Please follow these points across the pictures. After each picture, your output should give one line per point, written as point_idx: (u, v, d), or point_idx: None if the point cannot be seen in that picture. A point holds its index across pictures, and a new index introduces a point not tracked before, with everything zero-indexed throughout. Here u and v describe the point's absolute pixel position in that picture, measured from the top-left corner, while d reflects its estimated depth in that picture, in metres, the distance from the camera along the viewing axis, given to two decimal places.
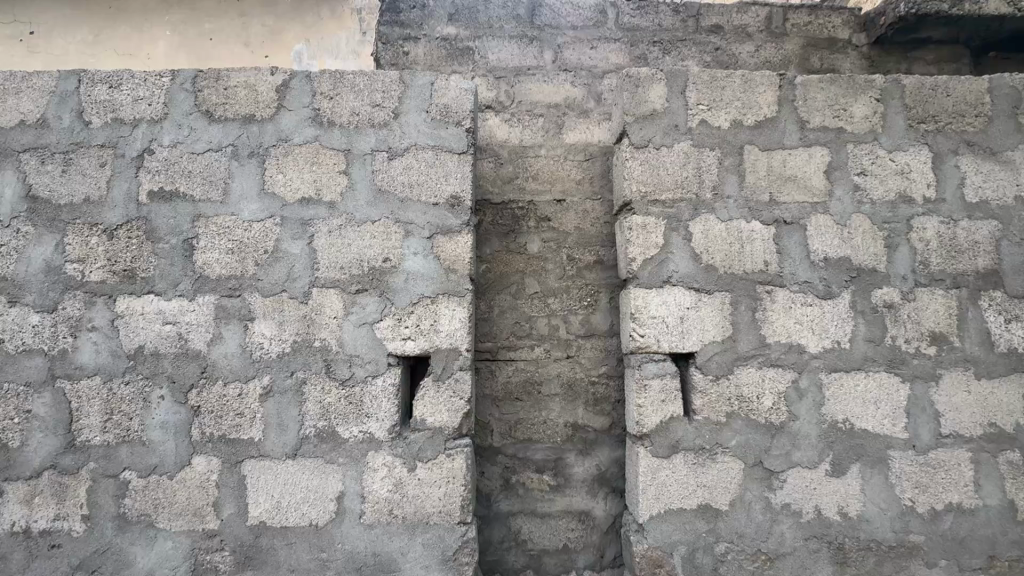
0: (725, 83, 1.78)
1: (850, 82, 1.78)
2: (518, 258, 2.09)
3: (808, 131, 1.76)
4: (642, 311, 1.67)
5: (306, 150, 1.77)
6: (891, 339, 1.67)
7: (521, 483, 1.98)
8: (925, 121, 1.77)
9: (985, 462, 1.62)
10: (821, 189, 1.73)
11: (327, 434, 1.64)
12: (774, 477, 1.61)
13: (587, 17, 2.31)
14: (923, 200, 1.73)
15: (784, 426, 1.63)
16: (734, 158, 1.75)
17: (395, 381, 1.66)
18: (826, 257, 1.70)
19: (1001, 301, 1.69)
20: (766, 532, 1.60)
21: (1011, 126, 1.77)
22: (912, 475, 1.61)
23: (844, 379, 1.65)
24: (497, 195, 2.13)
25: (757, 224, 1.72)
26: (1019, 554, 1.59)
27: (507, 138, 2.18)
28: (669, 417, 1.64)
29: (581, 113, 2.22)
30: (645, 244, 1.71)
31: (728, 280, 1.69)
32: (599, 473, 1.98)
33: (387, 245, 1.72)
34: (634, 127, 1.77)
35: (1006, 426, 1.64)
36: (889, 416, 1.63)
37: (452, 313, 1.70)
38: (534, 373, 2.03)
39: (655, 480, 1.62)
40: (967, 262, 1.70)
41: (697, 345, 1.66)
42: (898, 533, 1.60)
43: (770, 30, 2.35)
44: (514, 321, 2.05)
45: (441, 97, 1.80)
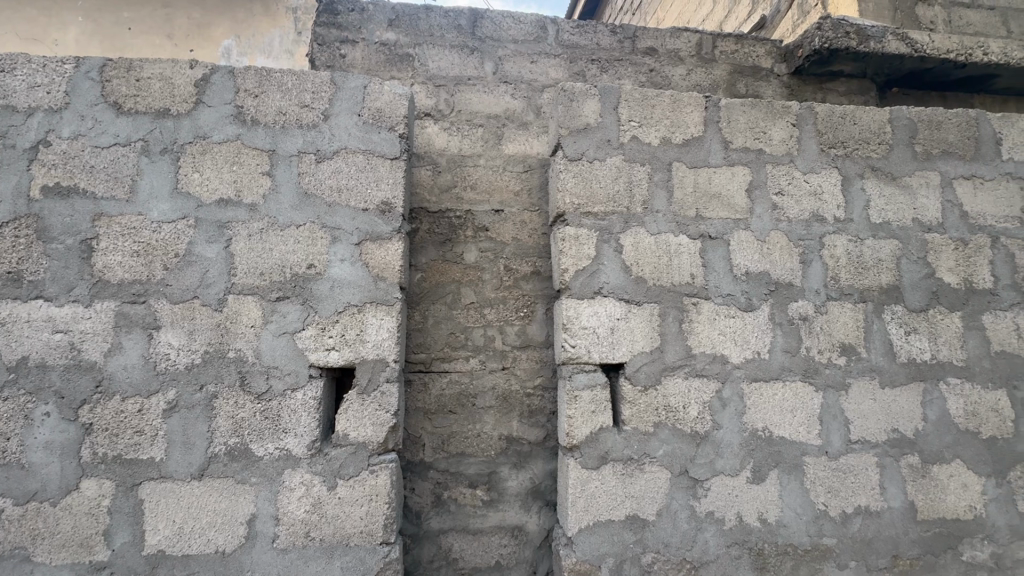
0: (656, 102, 1.84)
1: (769, 107, 1.89)
2: (454, 267, 2.05)
3: (731, 152, 1.85)
4: (573, 322, 1.68)
5: (226, 148, 1.67)
6: (806, 350, 1.75)
7: (453, 498, 1.92)
8: (835, 146, 1.90)
9: (889, 466, 1.72)
10: (743, 207, 1.81)
11: (239, 452, 1.53)
12: (699, 485, 1.64)
13: (528, 32, 2.35)
14: (833, 219, 1.85)
15: (709, 435, 1.67)
16: (663, 173, 1.81)
17: (317, 394, 1.57)
18: (747, 271, 1.78)
19: (903, 314, 1.82)
20: (691, 540, 1.62)
21: (908, 154, 1.93)
22: (824, 480, 1.69)
23: (763, 388, 1.71)
24: (435, 203, 2.09)
25: (684, 238, 1.77)
26: (919, 553, 1.69)
27: (445, 146, 2.16)
28: (599, 428, 1.64)
29: (521, 125, 2.23)
30: (578, 255, 1.72)
31: (656, 292, 1.73)
32: (533, 486, 1.95)
33: (311, 251, 1.64)
34: (568, 140, 1.80)
35: (907, 431, 1.75)
36: (804, 424, 1.71)
37: (379, 322, 1.64)
38: (469, 385, 1.99)
39: (585, 492, 1.61)
40: (873, 278, 1.83)
41: (626, 355, 1.68)
42: (813, 537, 1.66)
43: (700, 56, 2.47)
44: (448, 332, 2.01)
45: (373, 101, 1.76)
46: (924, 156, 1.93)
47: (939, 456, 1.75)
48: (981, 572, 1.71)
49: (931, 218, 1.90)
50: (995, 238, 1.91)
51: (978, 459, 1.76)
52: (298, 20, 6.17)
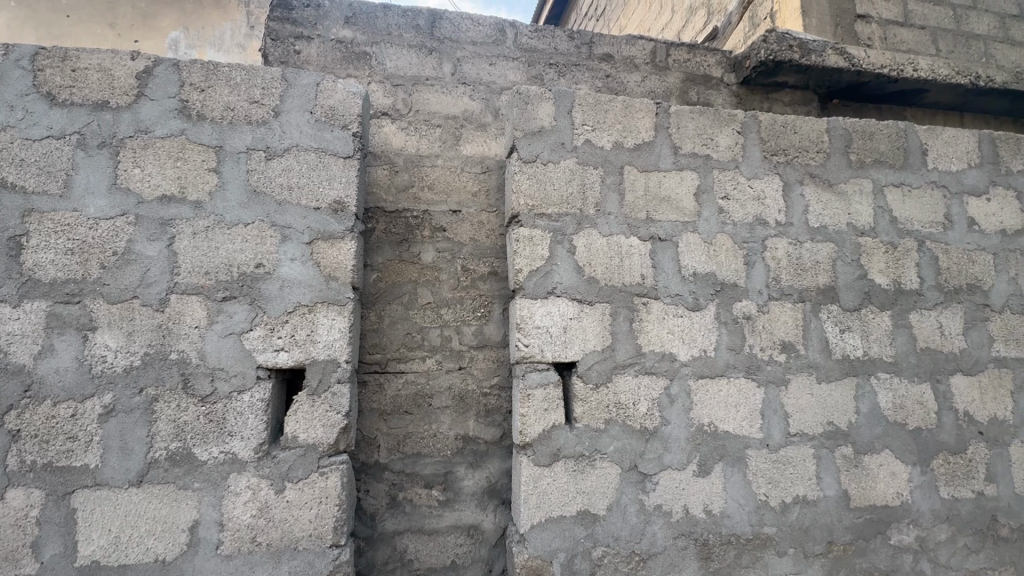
0: (609, 107, 1.89)
1: (716, 115, 1.97)
2: (411, 267, 2.05)
3: (680, 157, 1.91)
4: (527, 322, 1.70)
5: (170, 143, 1.62)
6: (749, 348, 1.83)
7: (408, 499, 1.92)
8: (777, 153, 1.99)
9: (825, 457, 1.82)
10: (691, 210, 1.88)
11: (181, 456, 1.48)
12: (647, 479, 1.69)
13: (487, 34, 2.37)
14: (775, 223, 1.94)
15: (657, 430, 1.72)
16: (615, 177, 1.85)
17: (265, 395, 1.54)
18: (695, 272, 1.84)
19: (838, 314, 1.92)
20: (640, 533, 1.67)
21: (844, 162, 2.04)
22: (765, 471, 1.77)
23: (709, 385, 1.78)
24: (391, 203, 2.09)
25: (635, 240, 1.82)
26: (851, 539, 1.79)
27: (402, 146, 2.15)
28: (551, 425, 1.67)
29: (479, 126, 2.25)
30: (532, 255, 1.75)
31: (608, 292, 1.77)
32: (489, 485, 1.97)
33: (260, 250, 1.61)
34: (522, 142, 1.82)
35: (842, 424, 1.85)
36: (747, 418, 1.79)
37: (331, 322, 1.62)
38: (425, 385, 1.99)
39: (537, 489, 1.63)
40: (811, 279, 1.93)
41: (578, 354, 1.72)
42: (754, 526, 1.73)
43: (655, 63, 2.55)
44: (404, 332, 2.00)
45: (326, 99, 1.74)
46: (858, 164, 2.05)
47: (870, 447, 1.86)
48: (907, 554, 1.82)
49: (864, 223, 2.01)
50: (921, 243, 2.05)
51: (905, 449, 1.88)
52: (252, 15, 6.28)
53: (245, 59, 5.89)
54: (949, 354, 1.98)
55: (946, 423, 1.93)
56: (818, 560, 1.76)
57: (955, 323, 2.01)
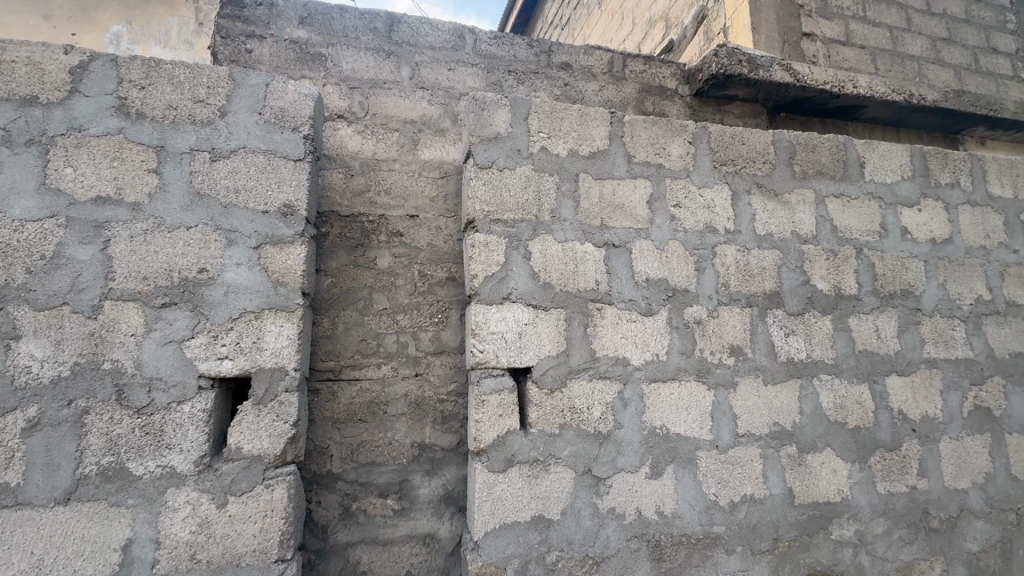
0: (564, 115, 1.92)
1: (668, 125, 2.03)
2: (366, 273, 2.02)
3: (634, 165, 1.96)
4: (482, 327, 1.70)
5: (106, 142, 1.54)
6: (699, 352, 1.89)
7: (362, 509, 1.88)
8: (726, 163, 2.07)
9: (771, 456, 1.88)
10: (644, 217, 1.93)
11: (114, 472, 1.40)
12: (601, 483, 1.71)
13: (445, 39, 2.37)
14: (724, 230, 2.01)
15: (611, 434, 1.75)
16: (570, 184, 1.88)
17: (207, 405, 1.48)
18: (648, 278, 1.88)
19: (783, 318, 2.00)
20: (593, 536, 1.68)
21: (788, 173, 2.14)
22: (715, 472, 1.82)
23: (661, 388, 1.82)
24: (347, 207, 2.06)
25: (590, 246, 1.85)
26: (795, 535, 1.86)
27: (358, 149, 2.13)
28: (506, 431, 1.67)
29: (437, 131, 2.24)
30: (487, 261, 1.75)
31: (563, 298, 1.79)
32: (446, 492, 1.95)
33: (203, 254, 1.55)
34: (478, 148, 1.83)
35: (787, 424, 1.92)
36: (697, 421, 1.84)
37: (279, 329, 1.57)
38: (380, 392, 1.96)
39: (491, 496, 1.62)
40: (758, 284, 2.00)
41: (533, 359, 1.73)
42: (704, 526, 1.78)
43: (612, 73, 2.60)
44: (359, 339, 1.97)
45: (276, 100, 1.71)
46: (802, 175, 2.15)
47: (813, 445, 1.93)
48: (847, 548, 1.90)
49: (807, 231, 2.11)
50: (859, 250, 2.16)
51: (845, 447, 1.97)
52: (198, 10, 6.23)
53: (195, 57, 6.09)
54: (885, 356, 2.09)
55: (882, 421, 2.03)
56: (764, 557, 1.81)
57: (891, 327, 2.12)
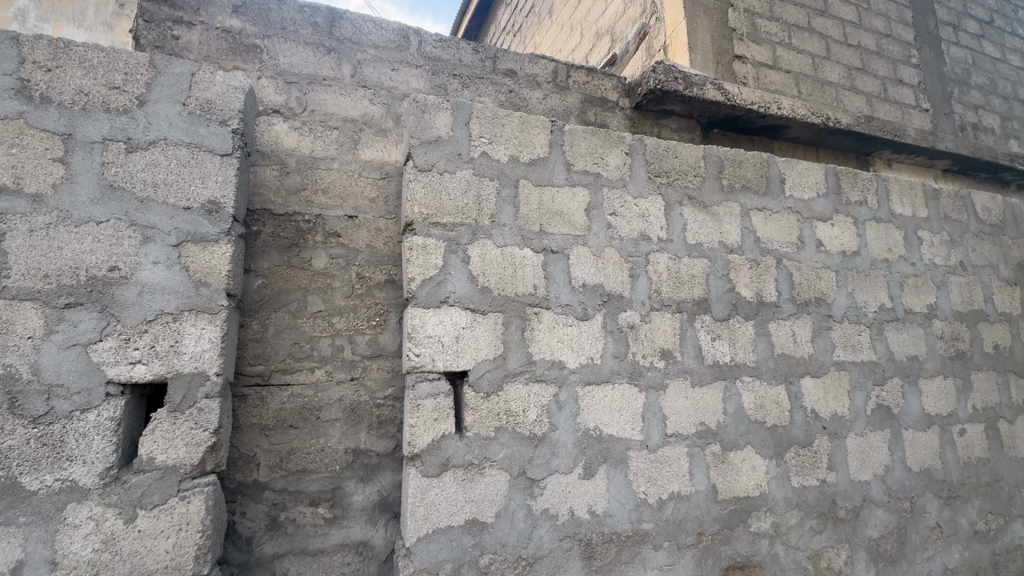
0: (506, 121, 1.95)
1: (606, 136, 2.10)
2: (300, 274, 1.97)
3: (573, 173, 2.01)
4: (418, 331, 1.69)
5: (4, 127, 1.42)
6: (632, 355, 1.96)
7: (291, 519, 1.82)
8: (660, 175, 2.16)
9: (697, 455, 1.98)
10: (582, 224, 1.98)
11: (3, 487, 1.28)
12: (535, 484, 1.74)
13: (389, 39, 2.35)
14: (657, 238, 2.10)
15: (546, 436, 1.78)
16: (510, 189, 1.91)
17: (116, 413, 1.38)
18: (584, 283, 1.94)
19: (710, 323, 2.11)
20: (527, 538, 1.70)
21: (717, 186, 2.26)
22: (645, 471, 1.89)
23: (595, 391, 1.87)
24: (280, 206, 2.00)
25: (529, 251, 1.88)
26: (718, 529, 1.96)
27: (295, 146, 2.08)
28: (441, 434, 1.66)
29: (379, 131, 2.21)
30: (425, 264, 1.74)
31: (501, 302, 1.81)
32: (380, 499, 1.91)
33: (115, 251, 1.45)
34: (418, 151, 1.82)
35: (712, 424, 2.03)
36: (629, 422, 1.90)
37: (200, 332, 1.49)
38: (313, 397, 1.91)
39: (424, 501, 1.61)
40: (688, 291, 2.10)
41: (470, 363, 1.73)
42: (634, 523, 1.84)
43: (556, 82, 2.67)
44: (292, 342, 1.92)
45: (202, 91, 1.63)
46: (729, 189, 2.29)
47: (735, 443, 2.05)
48: (763, 539, 2.03)
49: (733, 241, 2.24)
50: (779, 260, 2.31)
51: (764, 444, 2.10)
52: None
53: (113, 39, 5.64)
54: (800, 359, 2.25)
55: (797, 419, 2.18)
56: (689, 551, 1.90)
57: (806, 332, 2.29)
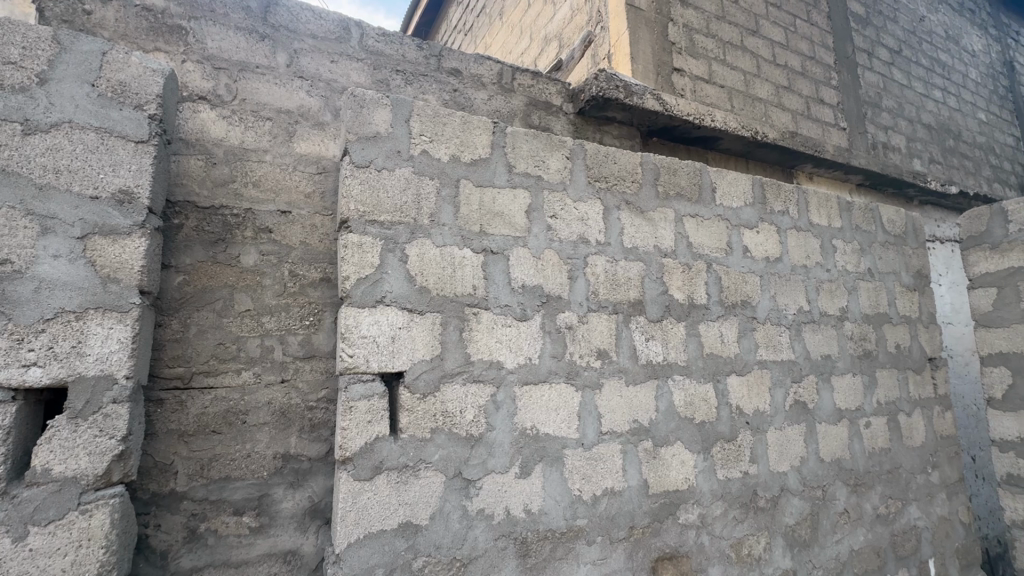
0: (447, 120, 1.94)
1: (547, 140, 2.13)
2: (227, 271, 1.88)
3: (514, 175, 2.03)
4: (352, 331, 1.65)
5: None
6: (569, 355, 2.00)
7: (212, 530, 1.72)
8: (600, 180, 2.22)
9: (630, 451, 2.05)
10: (522, 226, 2.00)
11: None
12: (471, 485, 1.74)
13: (329, 30, 2.28)
14: (596, 241, 2.15)
15: (482, 437, 1.78)
16: (450, 189, 1.89)
17: (5, 421, 1.26)
18: (524, 284, 1.96)
19: (645, 324, 2.20)
20: (462, 538, 1.70)
21: (653, 193, 2.35)
22: (580, 468, 1.93)
23: (533, 391, 1.90)
24: (206, 198, 1.90)
25: (468, 251, 1.88)
26: (649, 522, 2.04)
27: (223, 136, 1.97)
28: (374, 437, 1.63)
29: (316, 124, 2.14)
30: (360, 262, 1.70)
31: (439, 302, 1.79)
32: (311, 505, 1.85)
33: (7, 243, 1.32)
34: (355, 146, 1.77)
35: (644, 421, 2.11)
36: (565, 420, 1.94)
37: (107, 332, 1.38)
38: (238, 401, 1.82)
39: (355, 505, 1.57)
40: (624, 293, 2.17)
41: (406, 364, 1.71)
42: (568, 520, 1.88)
43: (501, 84, 2.69)
44: (216, 343, 1.82)
45: (115, 72, 1.51)
46: (665, 195, 2.38)
47: (665, 439, 2.14)
48: (690, 530, 2.13)
49: (667, 246, 2.34)
50: (709, 265, 2.44)
51: (692, 440, 2.21)
52: None
53: None
54: (727, 358, 2.38)
55: (723, 416, 2.31)
56: (620, 545, 1.96)
57: (732, 333, 2.42)
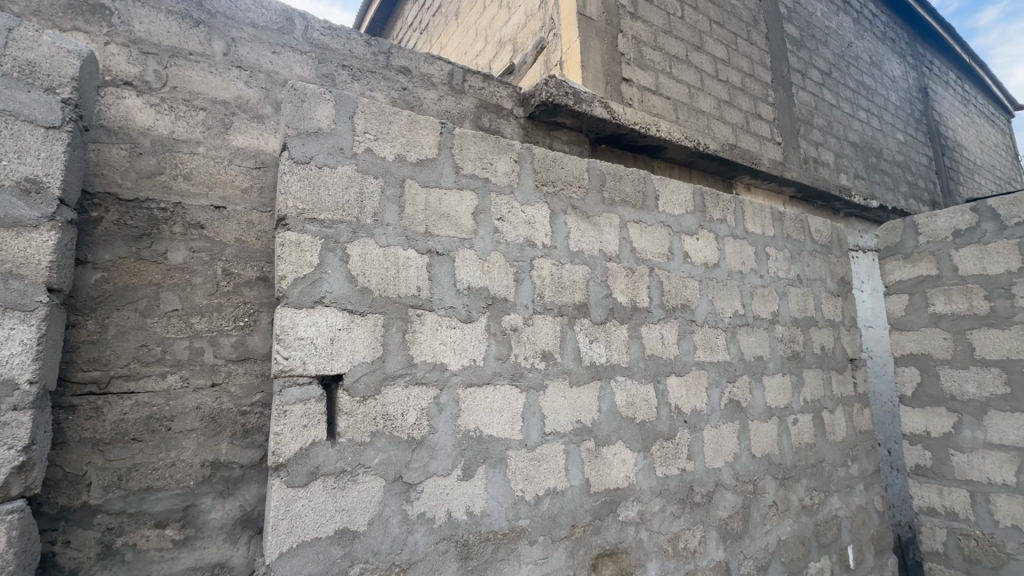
0: (393, 119, 1.91)
1: (495, 142, 2.14)
2: (152, 268, 1.78)
3: (461, 176, 2.02)
4: (287, 333, 1.59)
5: None
6: (514, 357, 2.01)
7: (130, 544, 1.62)
8: (547, 184, 2.25)
9: (572, 451, 2.09)
10: (469, 227, 2.00)
11: None
12: (411, 488, 1.72)
13: (270, 20, 2.22)
14: (542, 244, 2.18)
15: (424, 439, 1.76)
16: (395, 188, 1.87)
17: None
18: (469, 286, 1.95)
19: (589, 326, 2.24)
20: (401, 543, 1.67)
21: (599, 198, 2.41)
22: (523, 469, 1.95)
23: (477, 392, 1.90)
24: (129, 190, 1.79)
25: (413, 252, 1.86)
26: (590, 520, 2.08)
27: (150, 125, 1.87)
28: (310, 442, 1.58)
29: (255, 117, 2.06)
30: (298, 261, 1.65)
31: (381, 304, 1.76)
32: (242, 514, 1.78)
33: None
34: (294, 141, 1.71)
35: (587, 421, 2.15)
36: (509, 422, 1.95)
37: (8, 332, 1.27)
38: (163, 406, 1.73)
39: (288, 514, 1.51)
40: (569, 296, 2.21)
41: (345, 366, 1.67)
42: (510, 521, 1.89)
43: (451, 85, 2.69)
44: (138, 344, 1.72)
45: (22, 50, 1.39)
46: (610, 201, 2.45)
47: (607, 439, 2.20)
48: (630, 527, 2.19)
49: (611, 250, 2.40)
50: (652, 269, 2.52)
51: (633, 439, 2.27)
52: None
53: None
54: (667, 359, 2.47)
55: (662, 415, 2.39)
56: (562, 543, 1.99)
57: (673, 335, 2.52)
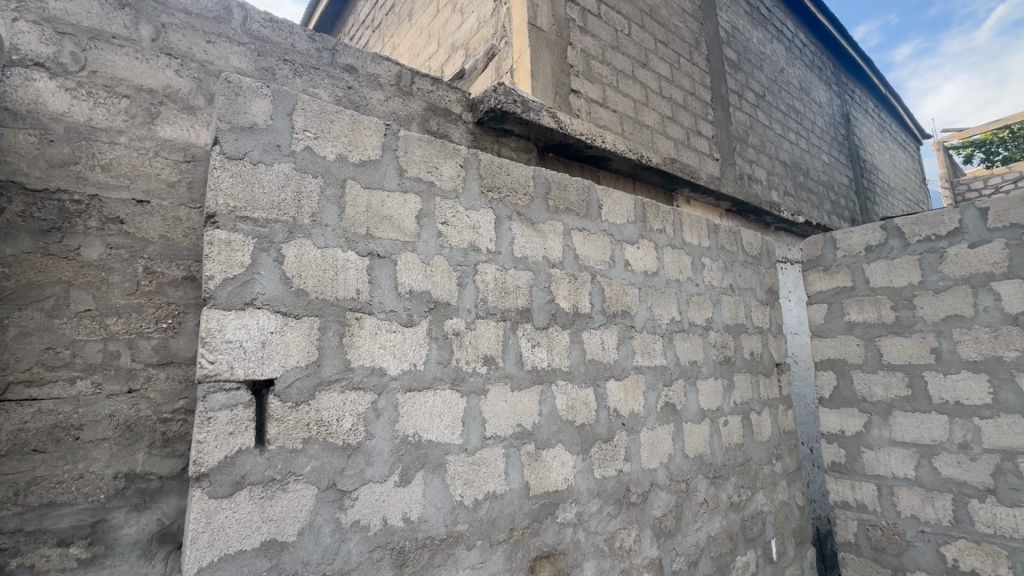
0: (335, 118, 1.87)
1: (442, 146, 2.14)
2: (62, 265, 1.75)
3: (405, 179, 2.01)
4: (214, 336, 1.51)
5: None
6: (455, 361, 2.01)
7: (27, 565, 1.61)
8: (493, 190, 2.28)
9: (512, 455, 2.11)
10: (412, 230, 1.99)
11: None
12: (345, 496, 1.67)
13: (205, 8, 2.17)
14: (486, 249, 2.20)
15: (360, 445, 1.73)
16: (335, 189, 1.83)
17: None
18: (411, 289, 1.94)
19: (531, 332, 2.28)
20: (334, 553, 1.63)
21: (543, 206, 2.46)
22: (462, 474, 1.95)
23: (416, 397, 1.88)
24: (37, 179, 1.75)
25: (352, 254, 1.82)
26: (528, 523, 2.11)
27: (65, 110, 1.82)
28: (236, 451, 1.51)
29: (185, 108, 2.06)
30: (228, 261, 1.57)
31: (318, 306, 1.72)
32: (160, 529, 1.80)
33: None
34: (227, 136, 1.64)
35: (528, 425, 2.18)
36: (449, 426, 1.95)
37: None
38: (69, 414, 1.70)
39: (210, 526, 1.44)
40: (513, 301, 2.24)
41: (277, 370, 1.61)
42: (448, 526, 1.88)
43: (399, 86, 2.68)
44: (44, 346, 1.70)
45: None
46: (555, 208, 2.51)
47: (547, 442, 2.24)
48: (568, 528, 2.23)
49: (555, 257, 2.45)
50: (594, 276, 2.60)
51: (572, 441, 2.32)
52: None
53: None
54: (607, 363, 2.55)
55: (601, 417, 2.46)
56: (500, 547, 2.01)
57: (613, 340, 2.61)
